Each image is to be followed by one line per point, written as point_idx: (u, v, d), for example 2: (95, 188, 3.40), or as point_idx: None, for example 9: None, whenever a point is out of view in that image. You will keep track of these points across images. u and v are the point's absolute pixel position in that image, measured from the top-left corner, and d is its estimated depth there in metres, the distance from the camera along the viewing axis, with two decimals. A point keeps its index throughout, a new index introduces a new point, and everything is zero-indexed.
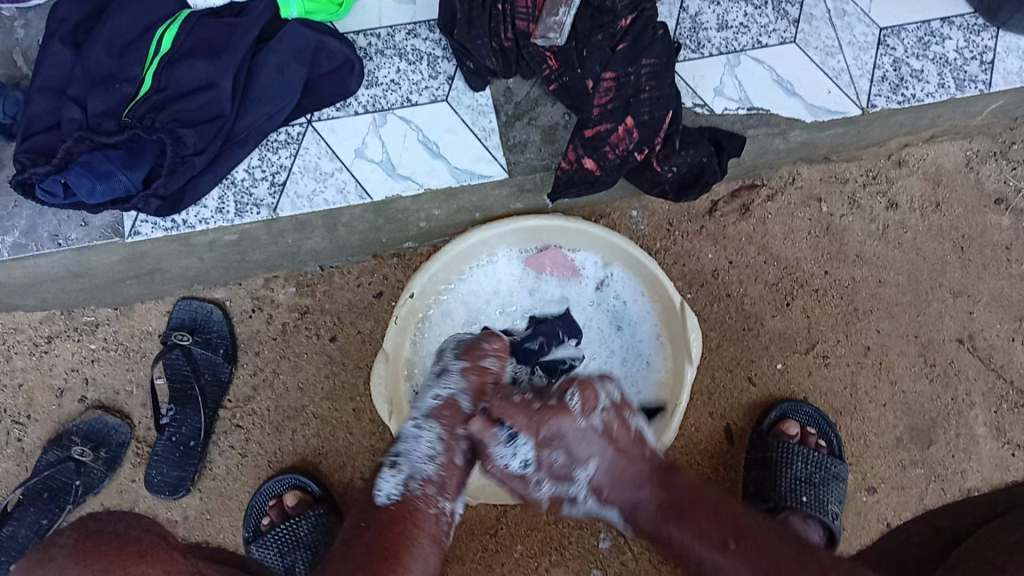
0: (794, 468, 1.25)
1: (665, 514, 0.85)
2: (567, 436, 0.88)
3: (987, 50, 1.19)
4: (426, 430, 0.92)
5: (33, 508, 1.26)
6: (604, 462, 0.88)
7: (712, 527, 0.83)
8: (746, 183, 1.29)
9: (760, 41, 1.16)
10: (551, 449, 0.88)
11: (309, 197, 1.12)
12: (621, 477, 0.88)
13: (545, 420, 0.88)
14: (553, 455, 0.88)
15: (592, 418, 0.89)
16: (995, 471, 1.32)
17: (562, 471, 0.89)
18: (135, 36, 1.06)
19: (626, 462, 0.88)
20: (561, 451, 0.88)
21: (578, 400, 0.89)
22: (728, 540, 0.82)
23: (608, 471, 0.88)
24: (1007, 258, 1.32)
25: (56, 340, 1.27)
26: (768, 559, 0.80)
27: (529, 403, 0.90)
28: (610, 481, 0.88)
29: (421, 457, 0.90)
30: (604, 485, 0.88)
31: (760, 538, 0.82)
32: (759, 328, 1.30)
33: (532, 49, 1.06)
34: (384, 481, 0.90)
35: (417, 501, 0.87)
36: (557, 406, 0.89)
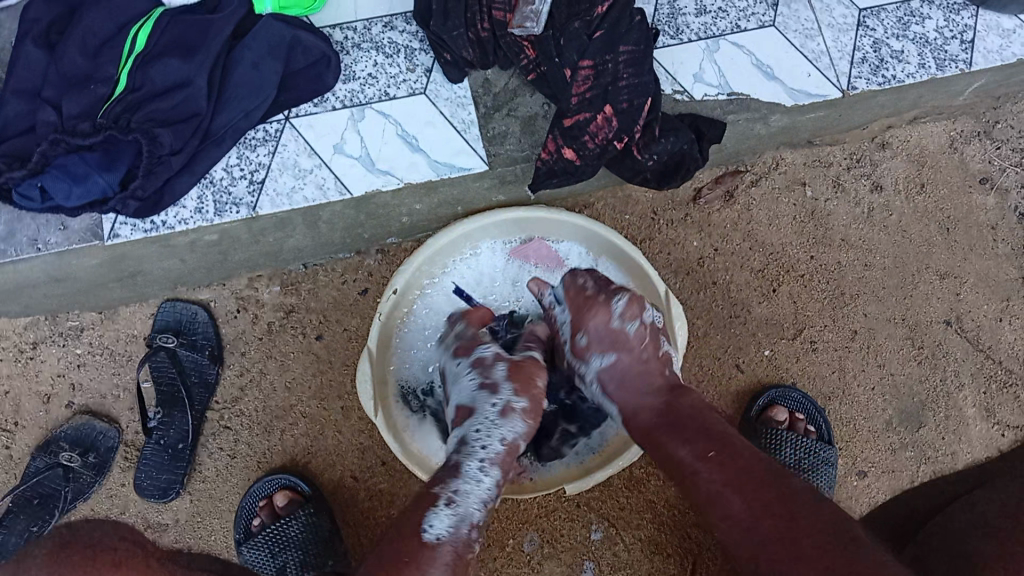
0: (785, 454, 1.26)
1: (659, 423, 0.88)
2: (598, 323, 0.97)
3: (968, 29, 1.19)
4: (485, 478, 0.91)
5: (22, 516, 1.26)
6: (621, 364, 0.95)
7: (694, 437, 0.83)
8: (730, 169, 1.28)
9: (739, 25, 1.16)
10: (578, 330, 0.99)
11: (289, 194, 1.12)
12: (637, 381, 0.94)
13: (587, 307, 0.99)
14: (581, 335, 0.99)
15: (627, 323, 0.97)
16: (983, 451, 1.32)
17: (582, 352, 0.99)
18: (110, 34, 1.05)
19: (640, 367, 0.95)
20: (588, 334, 0.98)
21: (621, 305, 0.97)
22: (709, 450, 0.80)
23: (623, 369, 0.95)
24: (993, 238, 1.32)
25: (41, 346, 1.26)
26: (739, 474, 0.77)
27: (583, 287, 1.01)
28: (619, 380, 0.95)
29: (478, 502, 0.89)
30: (620, 377, 0.95)
31: (740, 454, 0.80)
32: (745, 316, 1.29)
33: (510, 39, 1.06)
34: (437, 515, 0.85)
35: (463, 547, 0.85)
36: (604, 302, 0.98)
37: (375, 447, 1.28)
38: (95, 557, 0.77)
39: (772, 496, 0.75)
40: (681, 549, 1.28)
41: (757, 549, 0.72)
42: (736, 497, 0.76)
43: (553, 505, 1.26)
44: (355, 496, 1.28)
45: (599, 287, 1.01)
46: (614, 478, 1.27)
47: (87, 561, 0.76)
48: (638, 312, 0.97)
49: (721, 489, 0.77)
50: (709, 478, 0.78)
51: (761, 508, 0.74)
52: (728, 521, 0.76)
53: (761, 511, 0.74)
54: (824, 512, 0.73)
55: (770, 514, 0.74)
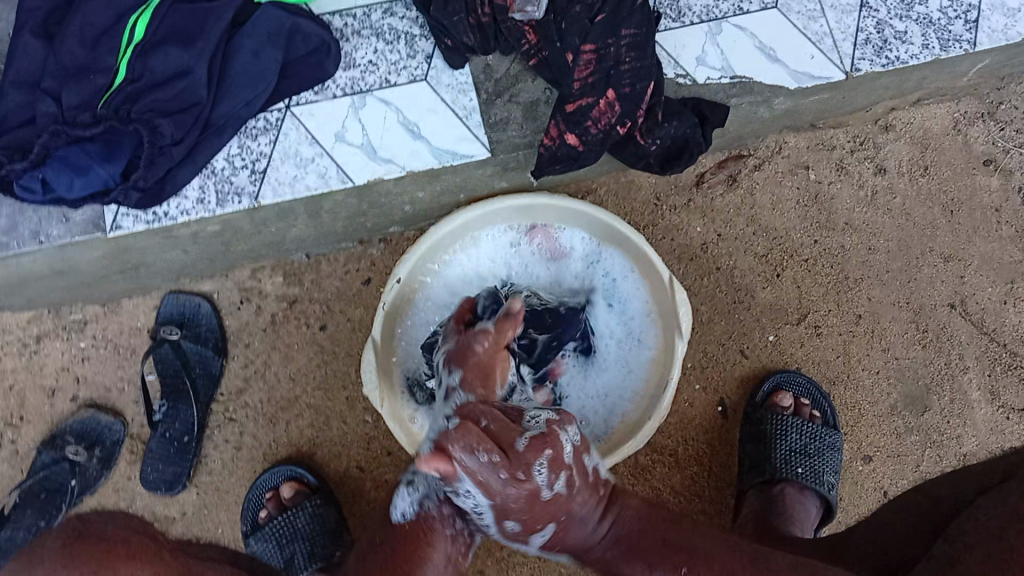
0: (789, 439, 1.25)
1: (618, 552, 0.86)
2: (527, 500, 0.81)
3: (971, 9, 1.18)
4: (437, 444, 0.93)
5: (31, 510, 1.24)
6: (564, 517, 0.85)
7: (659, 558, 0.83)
8: (733, 153, 1.28)
9: (741, 7, 1.15)
10: (505, 516, 0.83)
11: (291, 183, 1.11)
12: (580, 519, 0.87)
13: (513, 483, 0.79)
14: (512, 523, 0.84)
15: (558, 485, 0.82)
16: (990, 435, 1.31)
17: (523, 530, 0.86)
18: (109, 25, 1.04)
19: (575, 505, 0.85)
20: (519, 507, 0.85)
21: (545, 472, 0.82)
22: (679, 570, 0.81)
23: (569, 522, 0.86)
24: (997, 221, 1.32)
25: (45, 339, 1.26)
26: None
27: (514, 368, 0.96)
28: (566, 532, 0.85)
29: (435, 474, 0.93)
30: (570, 523, 0.87)
31: (708, 559, 0.81)
32: (750, 301, 1.29)
33: (510, 24, 1.05)
34: (401, 499, 0.92)
35: (434, 516, 0.88)
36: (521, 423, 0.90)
37: (380, 437, 1.27)
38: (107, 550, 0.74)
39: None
40: None
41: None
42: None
43: None
44: (361, 486, 1.28)
45: (509, 454, 0.81)
46: (619, 467, 1.28)
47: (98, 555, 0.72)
48: (560, 462, 0.82)
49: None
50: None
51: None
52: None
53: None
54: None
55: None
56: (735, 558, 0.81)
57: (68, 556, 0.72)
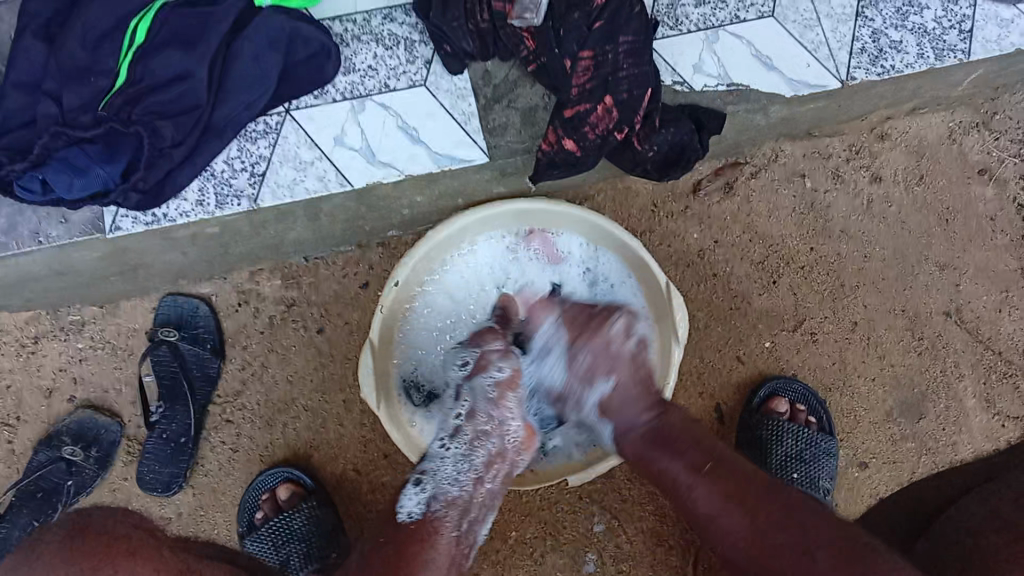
0: (785, 444, 1.26)
1: (655, 438, 0.95)
2: (598, 348, 1.02)
3: (965, 19, 1.19)
4: (450, 450, 0.97)
5: (26, 509, 1.25)
6: (621, 378, 1.00)
7: (688, 448, 0.92)
8: (730, 161, 1.28)
9: (738, 16, 1.15)
10: (577, 355, 1.03)
11: (290, 186, 1.13)
12: (631, 399, 0.99)
13: (588, 326, 1.04)
14: (580, 358, 1.03)
15: (626, 343, 1.03)
16: (984, 441, 1.32)
17: (585, 377, 1.03)
18: (108, 27, 1.04)
19: (634, 379, 1.00)
20: (589, 357, 1.03)
21: (619, 327, 1.04)
22: (704, 464, 0.90)
23: (625, 386, 0.99)
24: (992, 229, 1.33)
25: (43, 340, 1.26)
26: (735, 484, 0.88)
27: (575, 312, 1.07)
28: (623, 398, 0.99)
29: (445, 479, 0.95)
30: (621, 401, 0.99)
31: (732, 466, 0.90)
32: (746, 307, 1.30)
33: (509, 30, 1.06)
34: (407, 497, 0.94)
35: (441, 523, 0.93)
36: (600, 323, 1.04)
37: (377, 440, 1.28)
38: None
39: (768, 500, 0.86)
40: (684, 541, 1.28)
41: (758, 559, 0.83)
42: (737, 504, 0.86)
43: (556, 497, 1.26)
44: (358, 488, 1.29)
45: (588, 314, 1.06)
46: (617, 471, 1.27)
47: None
48: (630, 327, 1.04)
49: (721, 501, 0.87)
50: (708, 493, 0.88)
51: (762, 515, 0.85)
52: (736, 541, 0.86)
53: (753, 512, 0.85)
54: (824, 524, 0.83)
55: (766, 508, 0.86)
56: (754, 472, 0.90)
57: None
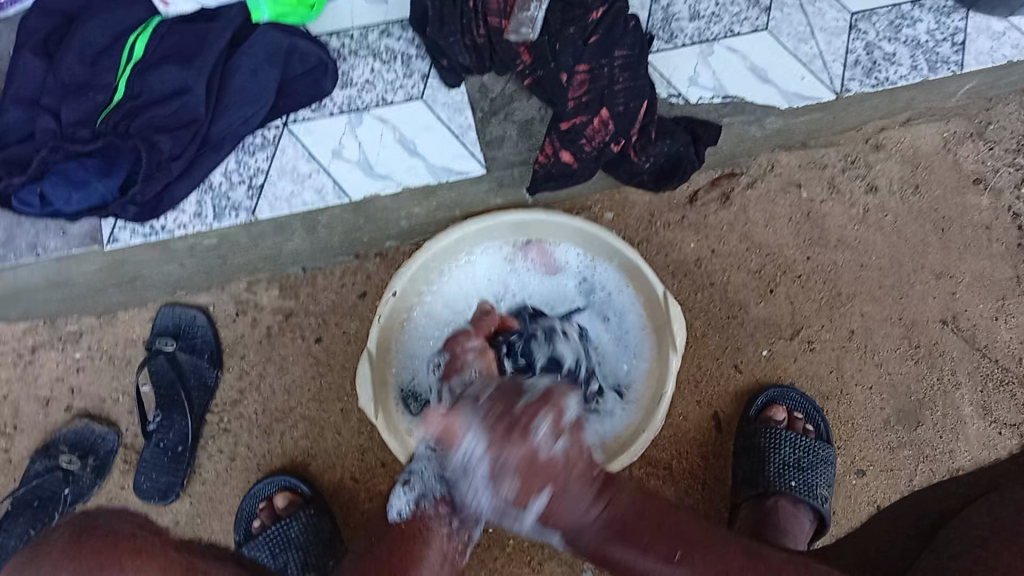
0: (783, 453, 1.26)
1: (617, 535, 0.77)
2: (524, 463, 0.74)
3: (958, 32, 1.20)
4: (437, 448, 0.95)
5: (21, 519, 1.25)
6: (560, 487, 0.76)
7: (656, 542, 0.77)
8: (725, 171, 1.29)
9: (732, 29, 1.17)
10: (499, 471, 0.76)
11: (287, 199, 1.12)
12: (574, 497, 0.77)
13: (511, 433, 0.75)
14: (505, 481, 0.76)
15: (559, 444, 0.75)
16: (982, 450, 1.32)
17: (514, 500, 0.78)
18: (105, 45, 1.06)
19: (575, 475, 0.77)
20: (515, 478, 0.75)
21: (544, 426, 0.76)
22: (675, 551, 0.76)
23: (562, 495, 0.76)
24: (988, 238, 1.33)
25: (40, 350, 1.27)
26: (716, 568, 0.76)
27: (495, 416, 0.77)
28: (560, 514, 0.77)
29: (435, 477, 0.92)
30: (566, 505, 0.77)
31: (705, 550, 0.77)
32: (743, 316, 1.30)
33: (505, 45, 1.06)
34: (396, 499, 0.92)
35: (431, 519, 0.89)
36: (522, 428, 0.75)
37: (375, 449, 1.28)
38: (115, 544, 0.75)
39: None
40: None
41: None
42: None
43: None
44: (356, 497, 1.28)
45: (510, 410, 0.77)
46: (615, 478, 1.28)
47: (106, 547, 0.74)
48: (559, 421, 0.76)
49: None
50: None
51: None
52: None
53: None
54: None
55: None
56: (732, 551, 0.79)
57: (75, 549, 0.73)
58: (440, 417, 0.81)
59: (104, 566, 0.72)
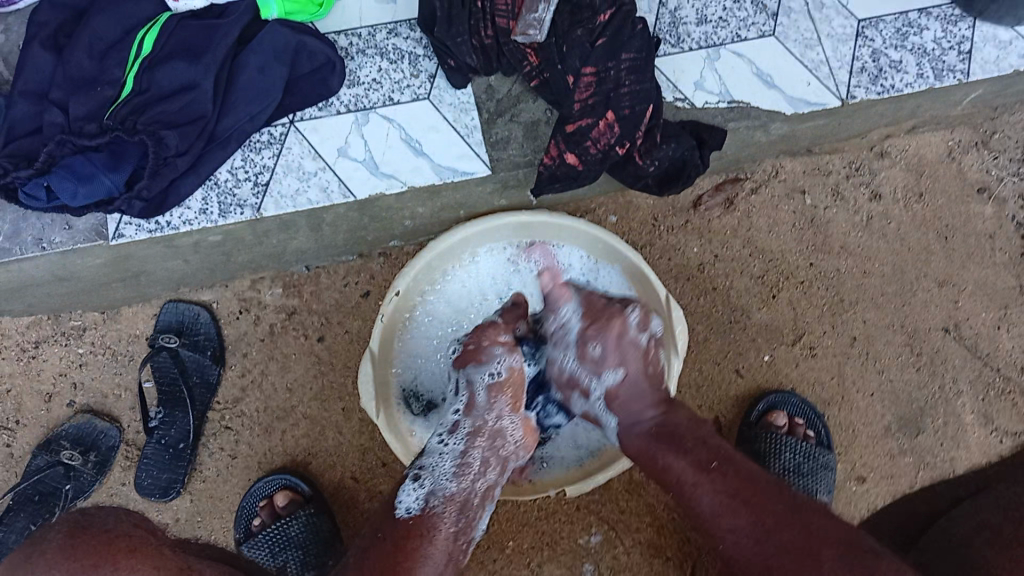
0: (783, 458, 1.26)
1: (660, 437, 0.91)
2: (611, 339, 0.96)
3: (965, 40, 1.20)
4: (449, 446, 0.95)
5: (22, 514, 1.26)
6: (633, 375, 0.95)
7: (697, 450, 0.88)
8: (730, 176, 1.30)
9: (739, 35, 1.17)
10: (587, 341, 0.98)
11: (293, 197, 1.12)
12: (638, 396, 0.95)
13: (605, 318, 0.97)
14: (591, 347, 0.97)
15: (642, 336, 0.97)
16: (982, 458, 1.32)
17: (594, 365, 0.98)
18: (115, 39, 1.07)
19: (644, 378, 0.96)
20: (600, 347, 0.97)
21: (635, 317, 0.97)
22: (709, 461, 0.87)
23: (634, 382, 0.95)
24: (992, 246, 1.33)
25: (43, 345, 1.27)
26: (741, 483, 0.85)
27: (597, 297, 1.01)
28: (626, 398, 0.95)
29: (444, 474, 0.92)
30: (626, 394, 0.95)
31: (737, 467, 0.87)
32: (745, 321, 1.30)
33: (512, 46, 1.07)
34: (405, 494, 0.91)
35: (440, 517, 0.89)
36: (618, 311, 0.98)
37: (376, 448, 1.28)
38: (110, 544, 0.77)
39: (773, 506, 0.83)
40: (681, 553, 1.28)
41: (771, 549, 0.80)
42: (740, 509, 0.83)
43: (553, 507, 1.27)
44: (356, 496, 1.28)
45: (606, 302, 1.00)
46: (615, 481, 1.28)
47: (101, 547, 0.76)
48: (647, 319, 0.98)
49: (723, 504, 0.84)
50: (714, 489, 0.85)
51: (765, 521, 0.82)
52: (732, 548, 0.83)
53: (755, 523, 0.82)
54: (830, 526, 0.82)
55: (772, 527, 0.81)
56: (766, 480, 0.87)
57: (70, 547, 0.75)
58: (547, 282, 1.00)
59: (94, 566, 0.74)
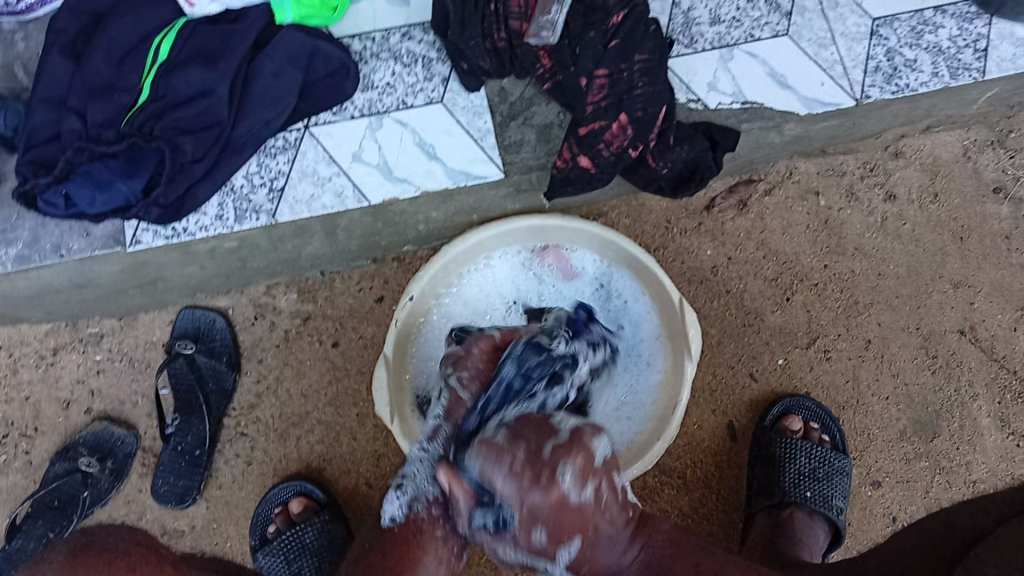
0: (798, 463, 1.25)
1: (651, 572, 0.80)
2: (551, 516, 0.73)
3: (981, 38, 1.20)
4: (428, 450, 0.96)
5: (41, 521, 1.25)
6: (588, 543, 0.76)
7: None
8: (744, 178, 1.30)
9: (753, 34, 1.18)
10: (532, 525, 0.74)
11: (307, 202, 1.13)
12: (606, 545, 0.78)
13: (538, 498, 0.72)
14: (534, 533, 0.74)
15: (585, 490, 0.74)
16: (1000, 463, 1.30)
17: (540, 548, 0.76)
18: (133, 44, 1.08)
19: (603, 523, 0.77)
20: (543, 530, 0.74)
21: (572, 477, 0.73)
22: None
23: (594, 545, 0.76)
24: (1007, 247, 1.32)
25: (61, 352, 1.28)
26: None
27: (509, 468, 0.74)
28: (594, 561, 0.77)
29: (422, 479, 0.93)
30: (598, 541, 0.77)
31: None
32: (759, 324, 1.30)
33: (526, 48, 1.08)
34: (391, 503, 0.94)
35: (421, 520, 0.89)
36: (549, 476, 0.72)
37: (390, 454, 1.27)
38: None
39: None
40: None
41: None
42: None
43: None
44: (369, 503, 1.28)
45: (531, 458, 0.73)
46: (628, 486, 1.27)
47: None
48: (585, 469, 0.73)
49: None
50: None
51: None
52: None
53: None
54: None
55: None
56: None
57: None
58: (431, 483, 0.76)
59: None
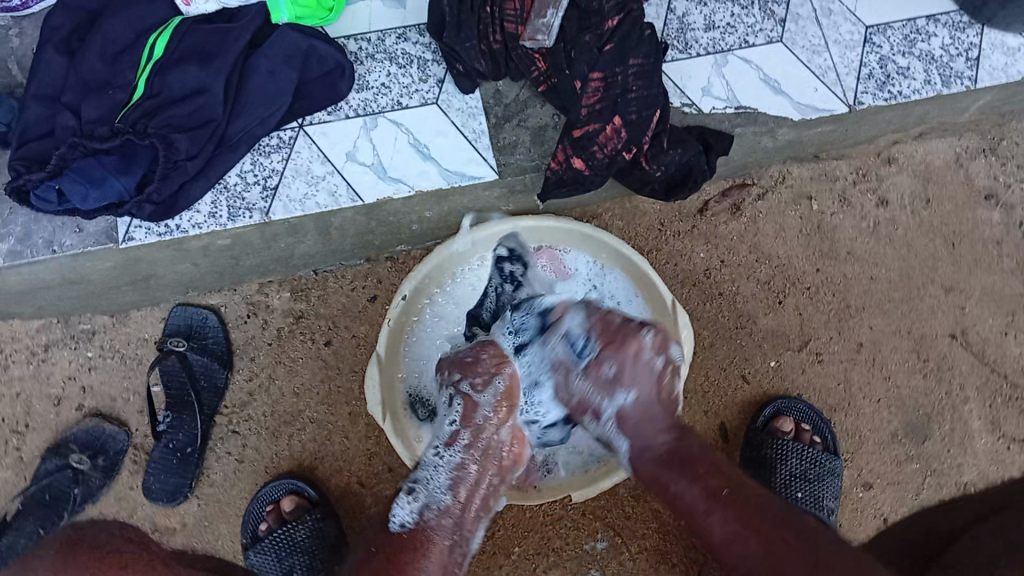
0: (789, 464, 1.26)
1: (674, 461, 0.88)
2: (627, 358, 0.93)
3: (973, 47, 1.21)
4: (444, 459, 0.97)
5: (32, 517, 1.25)
6: (644, 402, 0.92)
7: (710, 474, 0.85)
8: (737, 182, 1.29)
9: (747, 40, 1.18)
10: (603, 360, 0.94)
11: (301, 201, 1.13)
12: (650, 420, 0.91)
13: (622, 338, 0.94)
14: (607, 366, 0.93)
15: (658, 360, 0.93)
16: (990, 466, 1.32)
17: (607, 385, 0.94)
18: (128, 41, 1.08)
19: (658, 405, 0.92)
20: (614, 364, 0.93)
21: (651, 340, 0.94)
22: (722, 489, 0.84)
23: (645, 408, 0.92)
24: (998, 253, 1.33)
25: (53, 348, 1.27)
26: (752, 514, 0.81)
27: (607, 319, 0.97)
28: (641, 416, 0.92)
29: (437, 487, 0.94)
30: (640, 402, 0.92)
31: (747, 493, 0.84)
32: (750, 327, 1.30)
33: (521, 52, 1.09)
34: (400, 507, 0.95)
35: (434, 530, 0.92)
36: (635, 333, 0.94)
37: (383, 453, 1.28)
38: None
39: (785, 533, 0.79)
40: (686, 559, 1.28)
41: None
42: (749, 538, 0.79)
43: (558, 512, 1.26)
44: (362, 501, 1.29)
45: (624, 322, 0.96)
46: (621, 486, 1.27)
47: None
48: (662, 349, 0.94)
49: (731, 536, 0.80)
50: (723, 520, 0.81)
51: (762, 557, 0.77)
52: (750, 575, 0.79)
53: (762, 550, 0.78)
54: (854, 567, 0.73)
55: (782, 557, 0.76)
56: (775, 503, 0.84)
57: None
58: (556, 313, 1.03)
59: None
